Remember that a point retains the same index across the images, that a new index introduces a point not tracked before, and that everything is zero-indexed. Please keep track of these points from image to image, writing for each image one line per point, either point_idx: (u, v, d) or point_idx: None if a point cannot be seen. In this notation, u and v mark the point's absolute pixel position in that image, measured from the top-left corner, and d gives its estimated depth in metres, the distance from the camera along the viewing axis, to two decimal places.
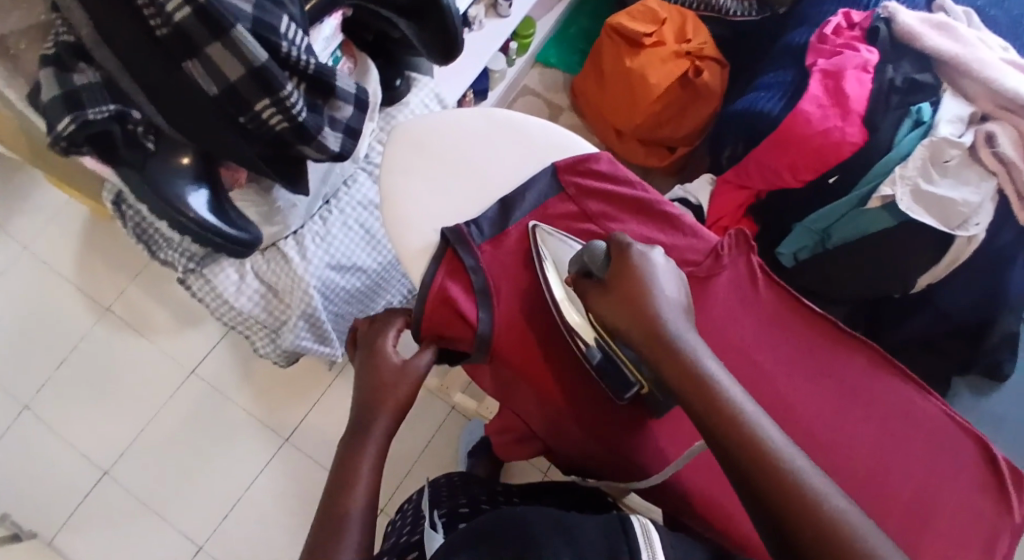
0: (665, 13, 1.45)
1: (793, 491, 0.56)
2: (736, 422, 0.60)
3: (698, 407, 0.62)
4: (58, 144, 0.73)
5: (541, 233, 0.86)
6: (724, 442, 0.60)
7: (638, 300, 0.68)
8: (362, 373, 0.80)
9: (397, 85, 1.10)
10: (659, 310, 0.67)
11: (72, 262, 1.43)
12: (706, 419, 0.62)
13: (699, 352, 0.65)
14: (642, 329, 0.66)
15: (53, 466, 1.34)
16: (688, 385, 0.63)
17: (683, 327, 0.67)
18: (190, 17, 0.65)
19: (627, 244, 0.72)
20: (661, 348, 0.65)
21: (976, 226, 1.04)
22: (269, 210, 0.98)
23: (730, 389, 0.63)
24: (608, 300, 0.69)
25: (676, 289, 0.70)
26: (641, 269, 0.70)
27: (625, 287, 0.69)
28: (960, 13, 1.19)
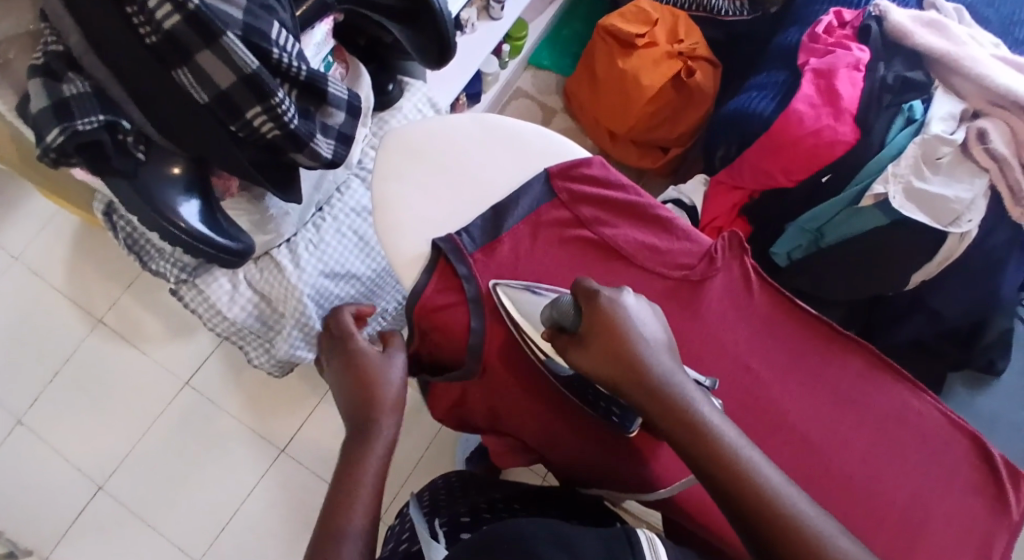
0: (657, 14, 1.45)
1: (804, 540, 0.60)
2: (737, 471, 0.62)
3: (697, 457, 0.64)
4: (47, 155, 0.71)
5: (504, 292, 0.81)
6: (728, 493, 0.62)
7: (619, 352, 0.68)
8: (348, 387, 0.81)
9: (389, 89, 1.09)
10: (644, 360, 0.68)
11: (64, 272, 1.42)
12: (706, 469, 0.63)
13: (691, 399, 0.66)
14: (631, 381, 0.67)
15: (46, 479, 1.33)
16: (683, 435, 0.65)
17: (668, 371, 0.68)
18: (181, 24, 0.64)
19: (596, 291, 0.71)
20: (653, 399, 0.67)
21: (969, 222, 1.04)
22: (261, 218, 0.97)
23: (726, 434, 0.65)
24: (590, 354, 0.69)
25: (655, 329, 0.71)
26: (617, 316, 0.69)
27: (604, 340, 0.68)
28: (951, 10, 1.20)
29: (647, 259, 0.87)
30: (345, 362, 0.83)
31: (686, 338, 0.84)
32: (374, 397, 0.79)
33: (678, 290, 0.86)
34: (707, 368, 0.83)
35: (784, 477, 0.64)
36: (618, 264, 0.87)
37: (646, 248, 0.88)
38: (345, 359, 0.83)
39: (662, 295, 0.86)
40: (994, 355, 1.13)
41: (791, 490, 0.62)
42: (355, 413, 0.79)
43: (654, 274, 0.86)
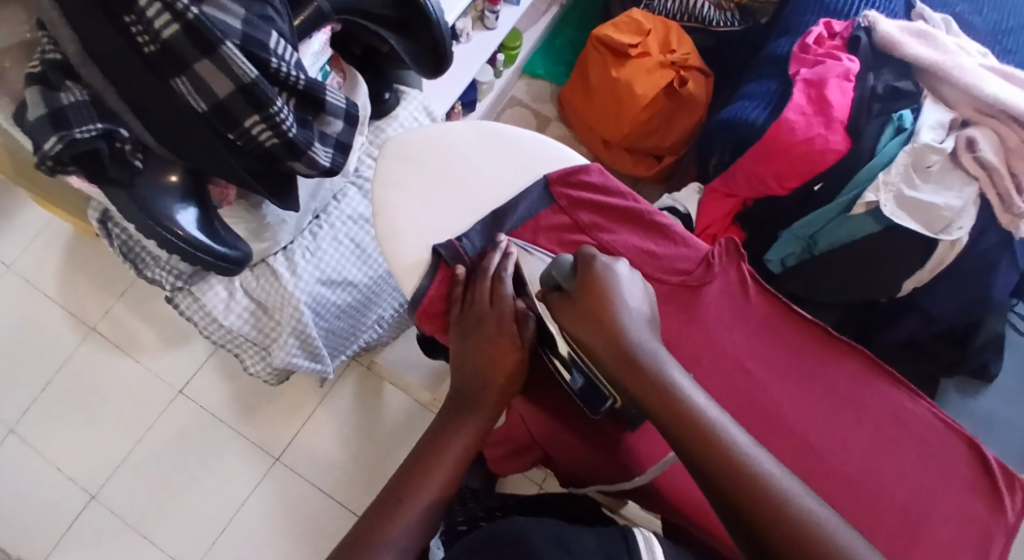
0: (649, 25, 1.46)
1: (762, 494, 0.60)
2: (701, 427, 0.64)
3: (663, 414, 0.65)
4: (45, 163, 0.72)
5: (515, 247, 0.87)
6: (693, 450, 0.63)
7: (601, 311, 0.70)
8: (477, 345, 0.79)
9: (386, 98, 1.10)
10: (622, 321, 0.69)
11: (57, 280, 1.42)
12: (673, 429, 0.65)
13: (664, 363, 0.68)
14: (605, 340, 0.69)
15: (40, 489, 1.32)
16: (651, 395, 0.66)
17: (644, 336, 0.69)
18: (179, 33, 0.65)
19: (593, 257, 0.74)
20: (624, 358, 0.68)
21: (959, 229, 1.05)
22: (258, 226, 0.97)
23: (696, 398, 0.66)
24: (573, 311, 0.71)
25: (641, 300, 0.73)
26: (607, 280, 0.72)
27: (589, 298, 0.71)
28: (939, 20, 1.22)
29: (645, 264, 0.88)
30: (479, 319, 0.80)
31: (684, 342, 0.84)
32: (493, 384, 0.78)
33: (676, 294, 0.87)
34: (705, 370, 0.83)
35: (751, 440, 0.64)
36: None
37: (644, 253, 0.88)
38: (481, 316, 0.80)
39: (660, 300, 0.87)
40: (985, 357, 1.15)
41: (758, 452, 0.63)
42: (471, 379, 0.78)
43: (652, 278, 0.87)
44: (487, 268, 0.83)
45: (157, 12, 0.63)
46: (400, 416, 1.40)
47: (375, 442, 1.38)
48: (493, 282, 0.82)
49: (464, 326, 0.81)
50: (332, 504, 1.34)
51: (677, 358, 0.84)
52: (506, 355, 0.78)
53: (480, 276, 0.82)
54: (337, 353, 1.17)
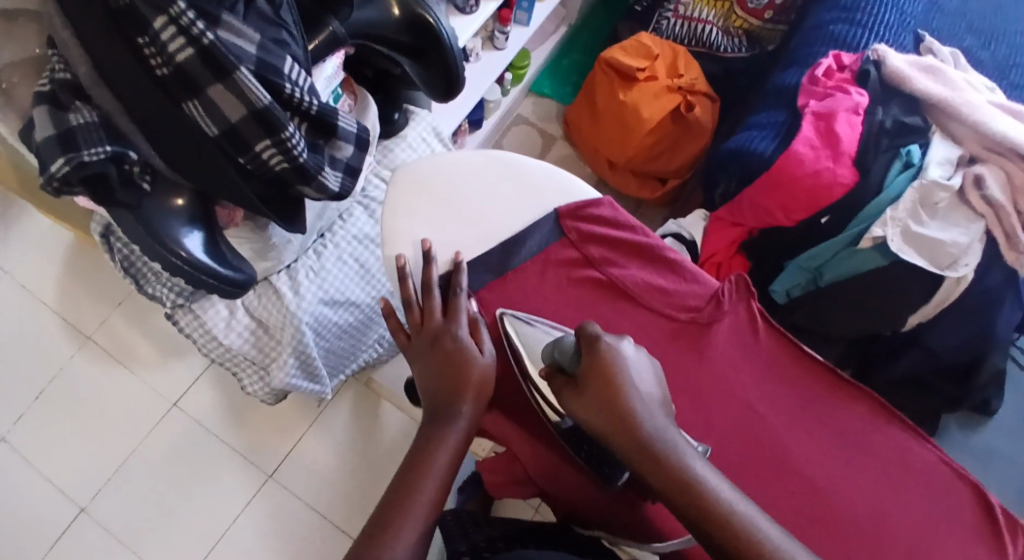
0: (657, 50, 1.47)
1: None
2: (725, 520, 0.64)
3: (684, 505, 0.66)
4: (50, 185, 0.69)
5: (510, 321, 0.85)
6: (715, 541, 0.64)
7: (609, 396, 0.70)
8: (437, 368, 0.79)
9: (393, 119, 1.11)
10: (634, 409, 0.70)
11: (55, 288, 1.41)
12: (695, 520, 0.65)
13: (680, 449, 0.68)
14: (619, 430, 0.69)
15: (29, 500, 1.29)
16: (669, 483, 0.67)
17: (657, 422, 0.70)
18: (193, 57, 0.64)
19: (594, 337, 0.74)
20: (640, 448, 0.68)
21: (965, 266, 1.05)
22: (263, 246, 0.97)
23: (714, 486, 0.66)
24: (582, 398, 0.71)
25: (650, 380, 0.74)
26: (614, 364, 0.72)
27: (597, 384, 0.71)
28: (948, 55, 1.22)
29: (653, 299, 0.88)
30: (438, 341, 0.80)
31: (690, 380, 0.84)
32: (466, 394, 0.78)
33: (685, 331, 0.87)
34: (711, 409, 0.83)
35: (776, 527, 0.65)
36: (625, 304, 0.88)
37: (654, 289, 0.88)
38: (438, 337, 0.80)
39: (669, 337, 0.86)
40: (989, 394, 1.17)
41: (782, 539, 0.64)
42: (440, 393, 0.78)
43: (660, 315, 0.87)
44: (433, 289, 0.83)
45: (171, 36, 0.63)
46: (396, 435, 1.38)
47: (371, 461, 1.36)
48: (445, 306, 0.82)
49: (427, 352, 0.80)
50: (326, 524, 1.32)
51: (686, 396, 0.84)
52: (471, 366, 0.79)
53: (428, 301, 0.83)
54: (338, 372, 1.16)
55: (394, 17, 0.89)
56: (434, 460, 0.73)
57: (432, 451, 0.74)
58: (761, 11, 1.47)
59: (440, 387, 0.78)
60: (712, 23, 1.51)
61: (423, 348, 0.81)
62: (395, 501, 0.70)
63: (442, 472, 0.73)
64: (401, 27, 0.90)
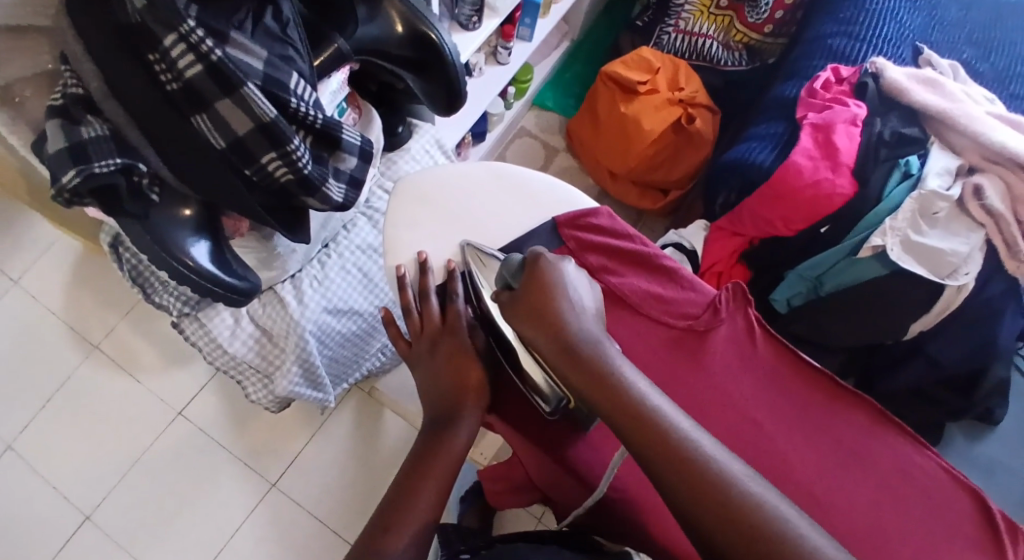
0: (659, 63, 1.49)
1: (708, 478, 0.61)
2: (644, 418, 0.65)
3: (604, 406, 0.66)
4: (61, 196, 0.71)
5: (472, 250, 0.86)
6: (639, 445, 0.64)
7: (544, 307, 0.70)
8: (439, 373, 0.81)
9: (398, 131, 1.13)
10: (564, 317, 0.70)
11: (63, 298, 1.43)
12: (623, 425, 0.65)
13: (611, 358, 0.68)
14: (548, 336, 0.69)
15: (35, 507, 1.30)
16: (597, 390, 0.67)
17: (588, 331, 0.70)
18: (201, 73, 0.66)
19: (538, 256, 0.75)
20: (565, 352, 0.68)
21: (966, 275, 1.06)
22: (268, 256, 0.99)
23: (636, 387, 0.67)
24: (518, 308, 0.72)
25: (589, 298, 0.74)
26: (551, 278, 0.72)
27: (534, 295, 0.71)
28: (947, 66, 1.24)
29: (652, 308, 0.89)
30: (438, 346, 0.82)
31: (690, 392, 0.85)
32: (468, 399, 0.79)
33: (683, 339, 0.88)
34: (710, 419, 0.84)
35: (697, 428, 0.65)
36: (623, 311, 0.89)
37: (652, 298, 0.89)
38: (438, 342, 0.82)
39: (668, 346, 0.87)
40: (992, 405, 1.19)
41: (705, 441, 0.64)
42: (442, 399, 0.79)
43: (658, 323, 0.88)
44: (429, 297, 0.84)
45: (181, 52, 0.65)
46: (398, 443, 1.39)
47: (373, 470, 1.38)
48: (443, 310, 0.84)
49: (429, 359, 0.82)
50: (329, 534, 1.33)
51: (686, 405, 0.84)
52: (469, 369, 0.80)
53: (426, 307, 0.84)
54: (340, 382, 1.17)
55: (398, 32, 0.91)
56: (433, 468, 0.74)
57: (435, 458, 0.75)
58: (761, 26, 1.50)
59: (440, 392, 0.80)
60: (713, 37, 1.54)
61: (423, 353, 0.82)
62: (394, 508, 0.72)
63: (443, 481, 0.74)
64: (405, 43, 0.92)
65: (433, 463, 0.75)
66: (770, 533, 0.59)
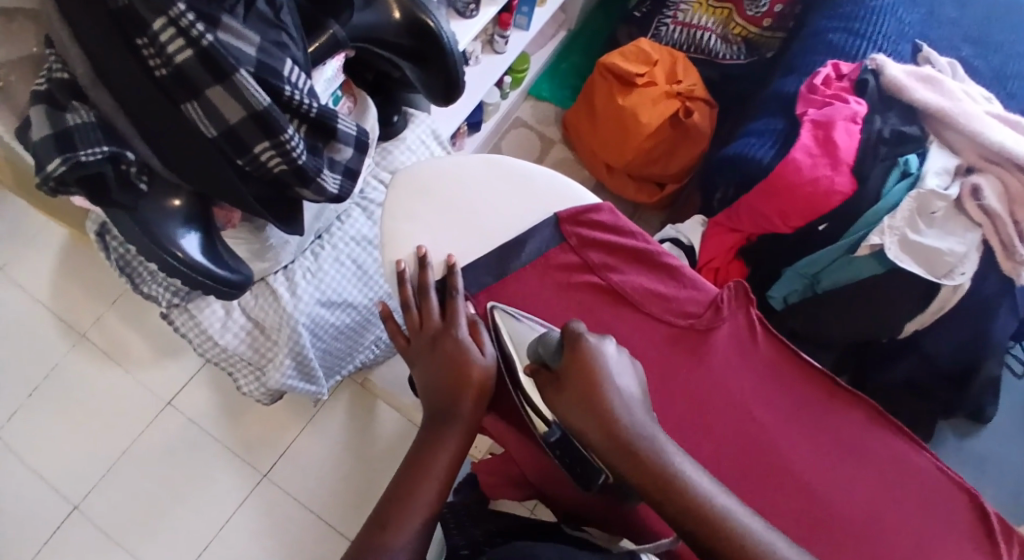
0: (657, 55, 1.47)
1: None
2: (708, 516, 0.63)
3: (663, 501, 0.65)
4: (46, 183, 0.69)
5: (500, 314, 0.85)
6: (707, 545, 0.63)
7: (592, 396, 0.70)
8: (437, 370, 0.79)
9: (394, 121, 1.11)
10: (614, 406, 0.69)
11: (49, 286, 1.40)
12: (685, 522, 0.64)
13: (664, 449, 0.67)
14: (598, 428, 0.68)
15: (21, 498, 1.28)
16: (654, 483, 0.65)
17: (638, 419, 0.69)
18: (192, 59, 0.64)
19: (580, 336, 0.74)
20: (617, 444, 0.67)
21: (961, 275, 1.05)
22: (261, 247, 0.96)
23: (696, 480, 0.66)
24: (564, 396, 0.71)
25: (633, 381, 0.73)
26: (596, 362, 0.72)
27: (580, 383, 0.71)
28: (946, 64, 1.23)
29: (654, 306, 0.88)
30: (437, 343, 0.80)
31: (688, 388, 0.84)
32: (465, 397, 0.77)
33: (683, 337, 0.87)
34: (709, 415, 0.83)
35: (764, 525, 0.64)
36: (626, 309, 0.88)
37: (653, 295, 0.88)
38: (438, 340, 0.80)
39: (668, 343, 0.86)
40: (983, 402, 1.20)
41: (774, 538, 0.63)
42: (440, 395, 0.78)
43: (659, 321, 0.87)
44: (428, 295, 0.83)
45: (170, 36, 0.63)
46: (391, 436, 1.38)
47: (365, 464, 1.36)
48: (443, 308, 0.82)
49: (426, 356, 0.80)
50: (322, 526, 1.32)
51: (684, 402, 0.84)
52: (467, 367, 0.78)
53: (424, 304, 0.82)
54: (333, 374, 1.16)
55: (395, 19, 0.89)
56: (430, 466, 0.73)
57: (431, 455, 0.74)
58: (760, 19, 1.49)
59: (439, 388, 0.78)
60: (711, 30, 1.53)
61: (422, 348, 0.81)
62: (392, 504, 0.71)
63: (440, 478, 0.73)
64: (402, 30, 0.90)
65: (430, 460, 0.73)
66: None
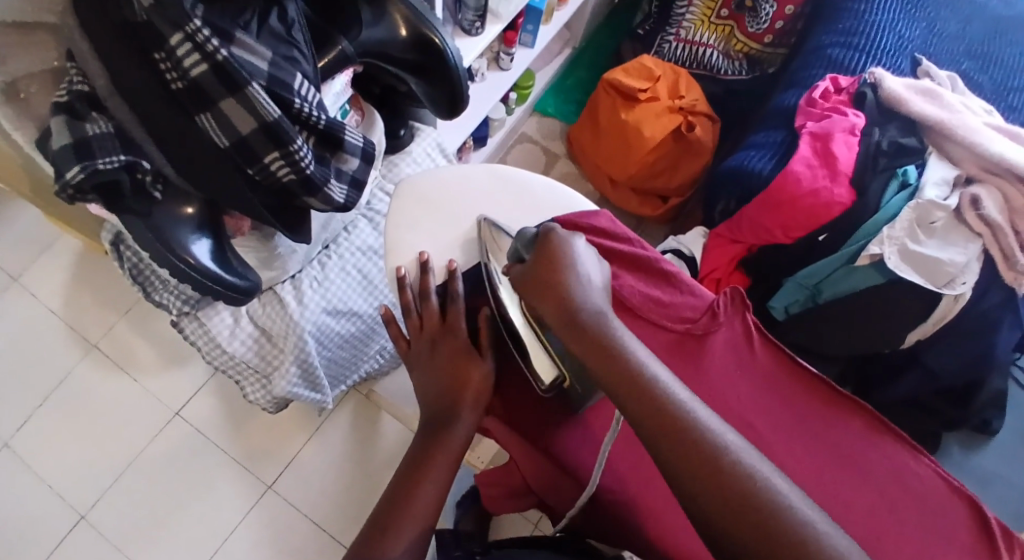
0: (659, 71, 1.50)
1: (720, 470, 0.61)
2: (650, 396, 0.64)
3: (609, 381, 0.66)
4: (65, 191, 0.72)
5: (487, 225, 0.89)
6: (646, 425, 0.64)
7: (554, 283, 0.71)
8: (437, 374, 0.80)
9: (400, 134, 1.14)
10: (573, 290, 0.70)
11: (62, 297, 1.43)
12: (629, 404, 0.65)
13: (617, 334, 0.68)
14: (555, 309, 0.70)
15: (29, 507, 1.30)
16: (603, 367, 0.66)
17: (595, 304, 0.70)
18: (207, 72, 0.67)
19: (551, 228, 0.75)
20: (571, 325, 0.69)
21: (963, 284, 1.07)
22: (269, 255, 0.99)
23: (644, 364, 0.66)
24: (529, 283, 0.72)
25: (599, 274, 0.74)
26: (562, 250, 0.73)
27: (545, 270, 0.72)
28: (945, 78, 1.25)
29: (652, 312, 0.89)
30: (439, 346, 0.82)
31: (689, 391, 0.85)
32: (465, 397, 0.78)
33: (682, 342, 0.87)
34: None
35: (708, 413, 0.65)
36: (625, 315, 0.88)
37: (651, 301, 0.89)
38: (439, 343, 0.82)
39: (667, 349, 0.87)
40: (987, 414, 1.23)
41: (711, 421, 0.64)
42: (442, 399, 0.79)
43: (658, 327, 0.88)
44: (429, 299, 0.84)
45: (186, 51, 0.65)
46: (396, 446, 1.40)
47: (369, 474, 1.37)
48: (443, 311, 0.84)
49: (428, 361, 0.82)
50: (325, 537, 1.33)
51: None
52: (468, 369, 0.80)
53: (425, 308, 0.84)
54: (338, 384, 1.17)
55: (401, 36, 0.91)
56: (429, 468, 0.74)
57: (431, 457, 0.75)
58: (761, 35, 1.52)
59: (441, 391, 0.79)
60: (713, 46, 1.55)
61: (423, 351, 0.83)
62: (393, 507, 0.72)
63: (441, 478, 0.74)
64: (408, 46, 0.92)
65: (429, 461, 0.75)
66: (768, 515, 0.59)
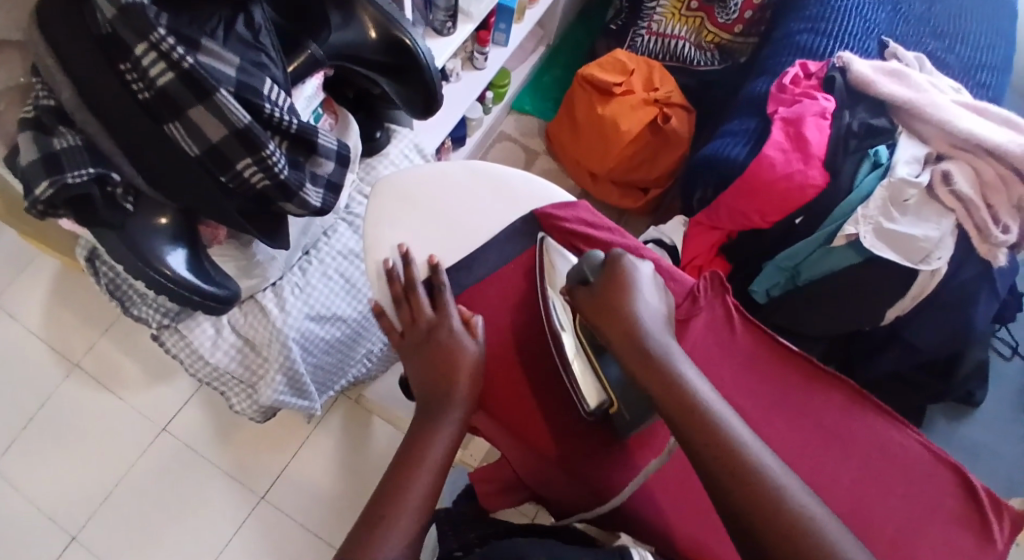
0: (633, 64, 1.51)
1: (769, 498, 0.62)
2: (707, 425, 0.67)
3: (668, 408, 0.69)
4: (35, 208, 0.72)
5: (549, 245, 0.91)
6: (700, 450, 0.66)
7: (620, 308, 0.75)
8: (429, 369, 0.80)
9: (376, 136, 1.14)
10: (639, 317, 0.75)
11: (41, 317, 1.42)
12: (683, 429, 0.67)
13: (677, 361, 0.72)
14: (622, 334, 0.74)
15: (17, 530, 1.29)
16: (661, 389, 0.70)
17: (657, 332, 0.74)
18: (174, 81, 0.67)
19: (619, 255, 0.79)
20: (636, 351, 0.73)
21: (938, 259, 1.07)
22: (248, 263, 0.99)
23: (702, 392, 0.70)
24: (595, 307, 0.76)
25: (659, 303, 0.78)
26: (629, 278, 0.77)
27: (612, 295, 0.76)
28: (912, 59, 1.26)
29: None
30: (428, 341, 0.82)
31: None
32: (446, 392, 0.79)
33: None
34: None
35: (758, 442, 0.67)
36: None
37: None
38: (429, 338, 0.82)
39: None
40: (971, 387, 1.26)
41: (759, 449, 0.66)
42: (426, 397, 0.79)
43: None
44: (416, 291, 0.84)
45: (152, 60, 0.65)
46: (385, 450, 1.39)
47: (363, 478, 1.37)
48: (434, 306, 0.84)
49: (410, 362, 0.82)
50: (322, 546, 1.32)
51: None
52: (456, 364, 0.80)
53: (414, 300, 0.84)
54: (326, 389, 1.17)
55: (372, 38, 0.91)
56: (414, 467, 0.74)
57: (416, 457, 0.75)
58: (731, 25, 1.53)
59: (427, 385, 0.79)
60: (685, 38, 1.57)
61: (413, 347, 0.82)
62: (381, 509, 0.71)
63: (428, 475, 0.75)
64: (379, 48, 0.92)
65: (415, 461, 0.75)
66: (816, 541, 0.60)
